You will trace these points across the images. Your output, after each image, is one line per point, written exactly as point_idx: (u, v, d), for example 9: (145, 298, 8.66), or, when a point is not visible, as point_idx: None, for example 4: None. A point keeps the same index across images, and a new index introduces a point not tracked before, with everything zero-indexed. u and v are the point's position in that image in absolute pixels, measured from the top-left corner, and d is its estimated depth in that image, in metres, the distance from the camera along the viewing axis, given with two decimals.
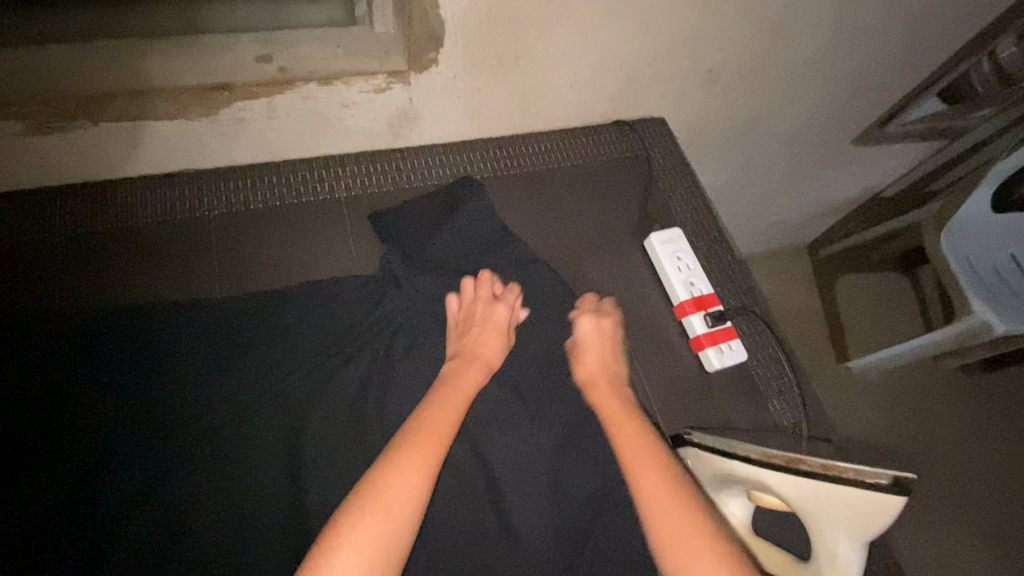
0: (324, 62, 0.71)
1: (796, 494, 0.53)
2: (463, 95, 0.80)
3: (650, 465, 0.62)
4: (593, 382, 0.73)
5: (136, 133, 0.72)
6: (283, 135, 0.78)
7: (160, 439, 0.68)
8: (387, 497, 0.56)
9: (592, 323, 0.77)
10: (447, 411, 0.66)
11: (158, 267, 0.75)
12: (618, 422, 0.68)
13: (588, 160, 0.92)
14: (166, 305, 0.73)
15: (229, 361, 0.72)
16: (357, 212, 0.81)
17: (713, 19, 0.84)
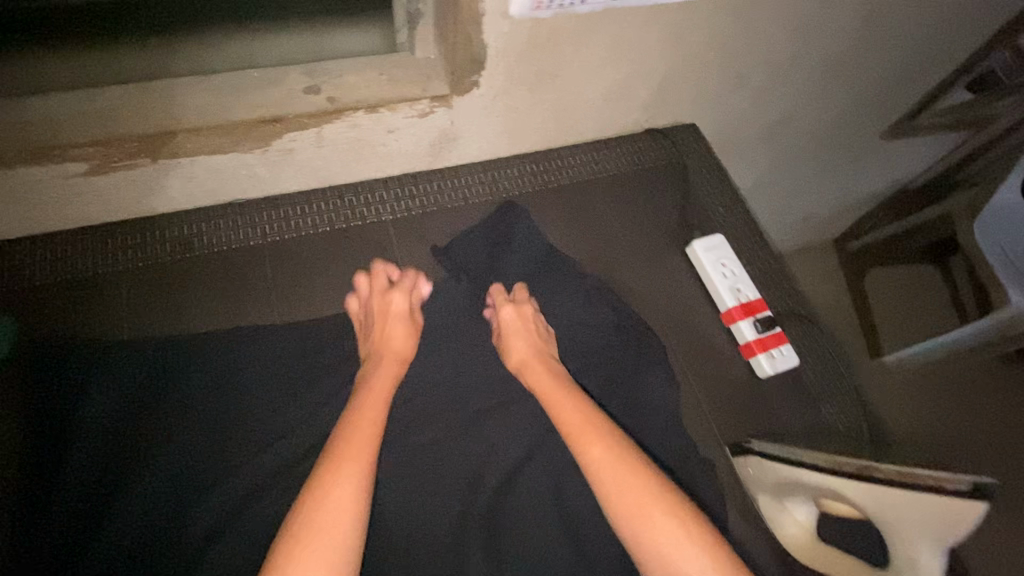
0: (370, 90, 0.73)
1: (874, 505, 0.53)
2: (502, 113, 0.82)
3: (601, 449, 0.62)
4: (527, 370, 0.72)
5: (190, 169, 0.74)
6: (329, 162, 0.80)
7: (230, 466, 0.68)
8: (326, 506, 0.55)
9: (514, 310, 0.76)
10: (375, 405, 0.66)
11: (213, 302, 0.77)
12: (558, 406, 0.67)
13: (624, 169, 0.93)
14: (225, 338, 0.74)
15: (288, 387, 0.73)
16: (403, 232, 0.83)
17: (745, 27, 0.85)
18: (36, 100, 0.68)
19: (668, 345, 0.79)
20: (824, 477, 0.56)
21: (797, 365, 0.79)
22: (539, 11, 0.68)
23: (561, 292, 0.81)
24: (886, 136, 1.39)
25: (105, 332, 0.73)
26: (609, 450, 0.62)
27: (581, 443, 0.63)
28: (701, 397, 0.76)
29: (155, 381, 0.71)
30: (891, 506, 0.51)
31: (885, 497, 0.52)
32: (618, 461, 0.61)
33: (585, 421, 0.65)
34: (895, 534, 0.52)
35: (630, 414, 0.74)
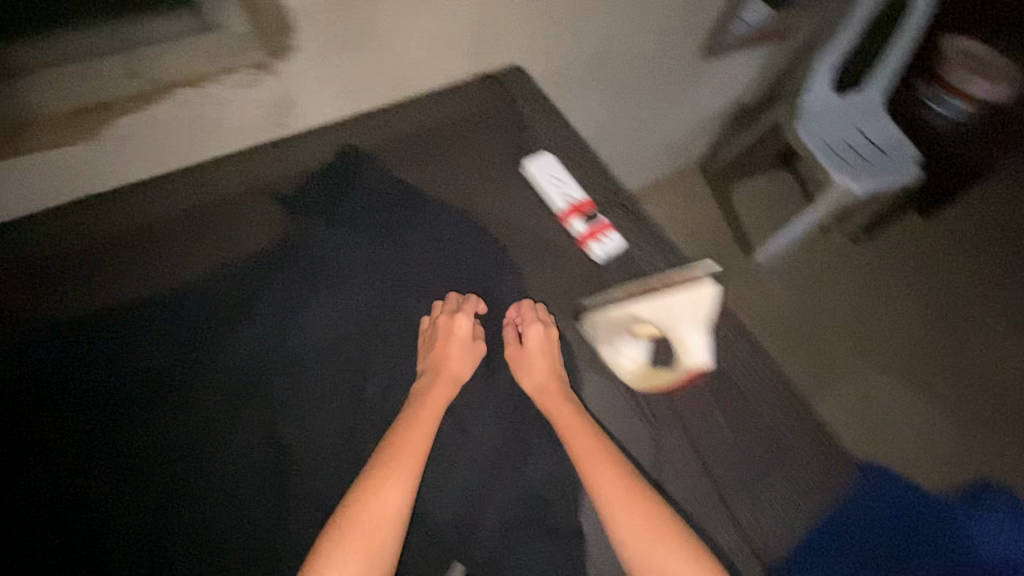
0: (191, 66, 0.79)
1: (655, 313, 0.81)
2: (328, 75, 0.88)
3: (604, 466, 0.71)
4: (545, 395, 0.76)
5: (24, 167, 0.77)
6: (170, 142, 0.85)
7: (127, 424, 0.74)
8: (366, 519, 0.64)
9: (540, 335, 0.79)
10: (420, 424, 0.72)
11: (69, 296, 0.79)
12: (576, 430, 0.73)
13: (458, 110, 1.02)
14: (90, 327, 0.77)
15: (164, 353, 0.78)
16: (257, 197, 0.89)
17: None
18: None
19: (516, 252, 0.89)
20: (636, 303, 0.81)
21: (626, 246, 0.92)
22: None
23: (413, 226, 0.89)
24: (705, 56, 1.56)
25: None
26: (617, 466, 0.71)
27: (577, 444, 0.72)
28: (551, 286, 0.88)
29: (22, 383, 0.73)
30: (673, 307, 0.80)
31: (654, 300, 0.81)
32: (619, 474, 0.70)
33: (595, 440, 0.73)
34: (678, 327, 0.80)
35: (488, 314, 0.84)
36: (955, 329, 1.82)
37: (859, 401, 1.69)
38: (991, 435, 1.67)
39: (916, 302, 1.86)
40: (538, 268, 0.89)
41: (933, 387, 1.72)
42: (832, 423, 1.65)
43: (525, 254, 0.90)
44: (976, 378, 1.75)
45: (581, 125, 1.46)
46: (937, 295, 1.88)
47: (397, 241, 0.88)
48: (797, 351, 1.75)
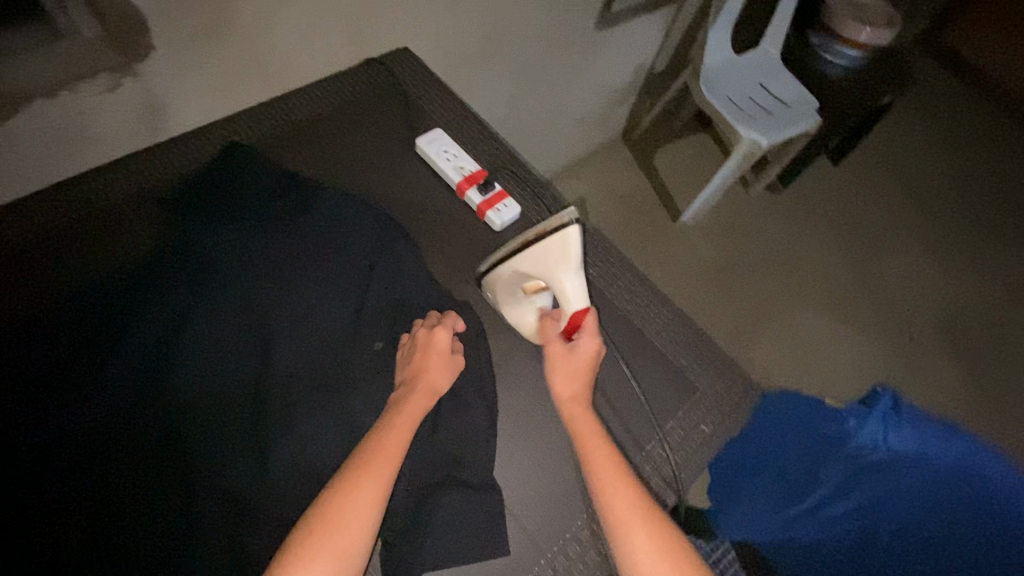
0: (42, 76, 0.75)
1: (533, 265, 0.79)
2: (196, 71, 0.86)
3: (621, 479, 0.69)
4: (573, 415, 0.75)
5: None
6: (36, 156, 0.82)
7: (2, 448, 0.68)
8: (342, 525, 0.62)
9: (591, 351, 0.79)
10: (401, 435, 0.70)
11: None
12: (595, 446, 0.72)
13: (345, 99, 1.02)
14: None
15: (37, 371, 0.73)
16: (140, 201, 0.87)
17: None
18: None
19: (413, 228, 0.92)
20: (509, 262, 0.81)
21: (521, 213, 0.94)
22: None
23: (303, 214, 0.88)
24: (602, 28, 1.58)
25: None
26: (630, 484, 0.69)
27: (588, 448, 0.72)
28: (449, 258, 0.90)
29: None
30: (542, 257, 0.79)
31: (528, 254, 0.79)
32: (632, 488, 0.68)
33: (614, 456, 0.71)
34: (551, 276, 0.79)
35: (389, 292, 0.85)
36: (863, 258, 1.96)
37: (783, 340, 1.78)
38: (903, 349, 1.80)
39: (826, 238, 1.98)
40: (438, 242, 0.91)
41: (847, 314, 1.84)
42: (761, 360, 1.74)
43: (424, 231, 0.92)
44: (886, 300, 1.88)
45: (487, 107, 1.47)
46: (844, 229, 2.00)
47: (288, 230, 0.86)
48: (724, 302, 1.83)
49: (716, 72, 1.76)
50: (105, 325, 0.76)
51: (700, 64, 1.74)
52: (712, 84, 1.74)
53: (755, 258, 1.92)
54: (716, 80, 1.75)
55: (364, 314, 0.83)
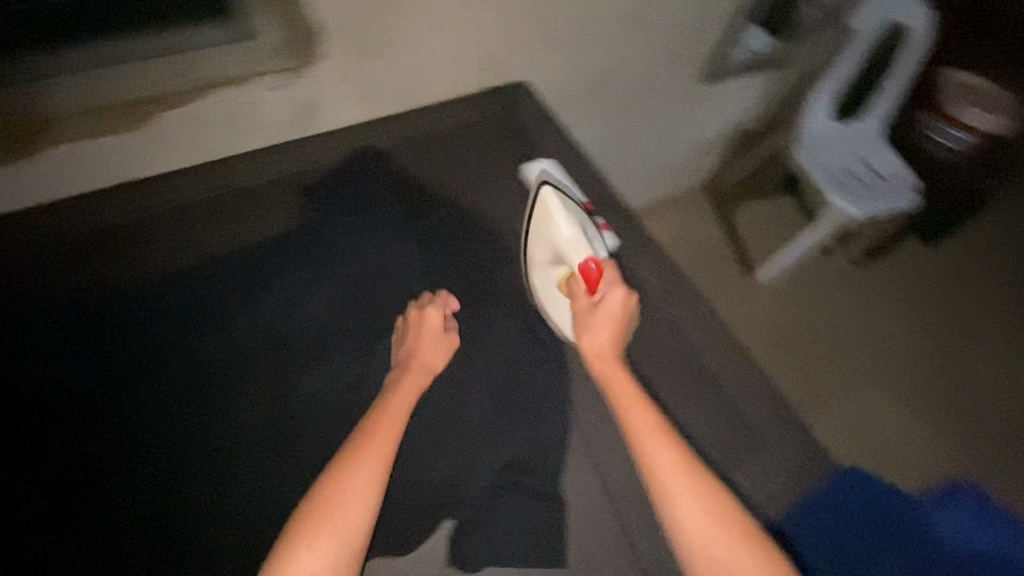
0: (229, 68, 0.88)
1: (541, 244, 0.90)
2: (349, 79, 0.98)
3: (666, 444, 0.69)
4: (605, 370, 0.77)
5: (81, 150, 0.87)
6: (208, 136, 0.94)
7: (155, 393, 0.81)
8: (334, 512, 0.64)
9: (616, 298, 0.80)
10: (395, 423, 0.72)
11: (108, 271, 0.89)
12: (625, 399, 0.74)
13: (464, 119, 1.11)
14: (122, 300, 0.87)
15: (190, 324, 0.87)
16: (283, 188, 0.98)
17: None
18: None
19: (513, 246, 0.98)
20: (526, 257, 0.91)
21: (617, 246, 0.99)
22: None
23: (418, 224, 0.99)
24: (707, 82, 1.63)
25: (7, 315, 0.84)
26: (674, 445, 0.69)
27: (628, 412, 0.72)
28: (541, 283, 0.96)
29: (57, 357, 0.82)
30: (538, 232, 0.90)
31: (533, 238, 0.91)
32: (676, 450, 0.69)
33: (652, 415, 0.72)
34: (555, 239, 0.88)
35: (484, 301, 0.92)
36: (950, 346, 1.86)
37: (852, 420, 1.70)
38: (983, 452, 1.68)
39: (912, 319, 1.90)
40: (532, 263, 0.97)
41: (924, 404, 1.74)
42: (827, 434, 1.67)
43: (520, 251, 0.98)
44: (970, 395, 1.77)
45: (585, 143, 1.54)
46: (933, 313, 1.91)
47: (404, 235, 0.97)
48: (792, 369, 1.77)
49: (822, 132, 1.73)
50: (248, 295, 0.90)
51: (803, 125, 1.72)
52: (811, 148, 1.72)
53: (830, 330, 1.86)
54: (819, 143, 1.73)
55: (458, 318, 0.90)
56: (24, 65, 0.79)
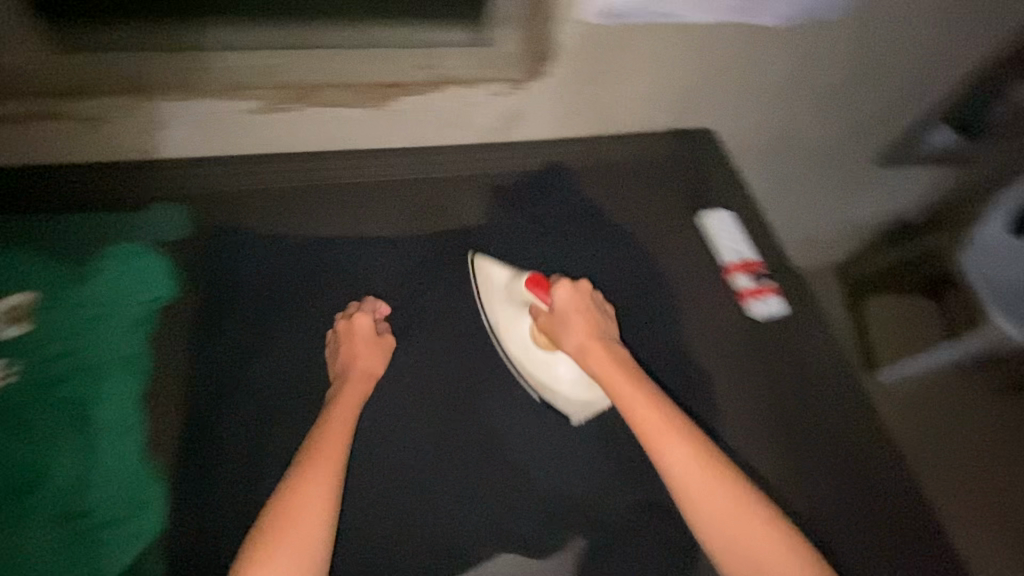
0: (465, 71, 0.95)
1: (506, 300, 0.85)
2: (564, 98, 1.03)
3: (672, 440, 0.73)
4: (585, 359, 0.79)
5: (309, 117, 0.92)
6: (422, 125, 0.99)
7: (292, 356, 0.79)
8: (302, 514, 0.64)
9: (565, 293, 0.81)
10: (343, 417, 0.72)
11: (318, 225, 0.91)
12: (619, 389, 0.77)
13: (647, 154, 1.13)
14: (318, 253, 0.89)
15: (379, 291, 0.89)
16: (475, 185, 1.03)
17: (757, 49, 1.07)
18: (170, 51, 0.84)
19: (684, 291, 0.98)
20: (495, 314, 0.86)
21: (785, 312, 0.98)
22: (615, 18, 0.88)
23: (599, 243, 1.01)
24: (888, 164, 1.55)
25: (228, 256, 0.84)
26: (682, 438, 0.74)
27: (634, 412, 0.75)
28: (698, 341, 0.94)
29: (278, 315, 0.81)
30: (500, 286, 0.86)
31: (485, 292, 0.87)
32: (687, 442, 0.73)
33: (670, 419, 0.75)
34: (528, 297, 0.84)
35: (645, 340, 0.93)
36: None
37: None
38: None
39: None
40: (697, 313, 0.97)
41: None
42: None
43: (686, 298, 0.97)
44: None
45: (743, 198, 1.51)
46: None
47: (584, 253, 1.00)
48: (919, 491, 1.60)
49: (989, 235, 1.35)
50: (422, 275, 0.91)
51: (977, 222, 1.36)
52: (977, 253, 1.33)
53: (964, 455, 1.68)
54: (985, 250, 1.33)
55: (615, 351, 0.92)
56: (299, 41, 0.89)
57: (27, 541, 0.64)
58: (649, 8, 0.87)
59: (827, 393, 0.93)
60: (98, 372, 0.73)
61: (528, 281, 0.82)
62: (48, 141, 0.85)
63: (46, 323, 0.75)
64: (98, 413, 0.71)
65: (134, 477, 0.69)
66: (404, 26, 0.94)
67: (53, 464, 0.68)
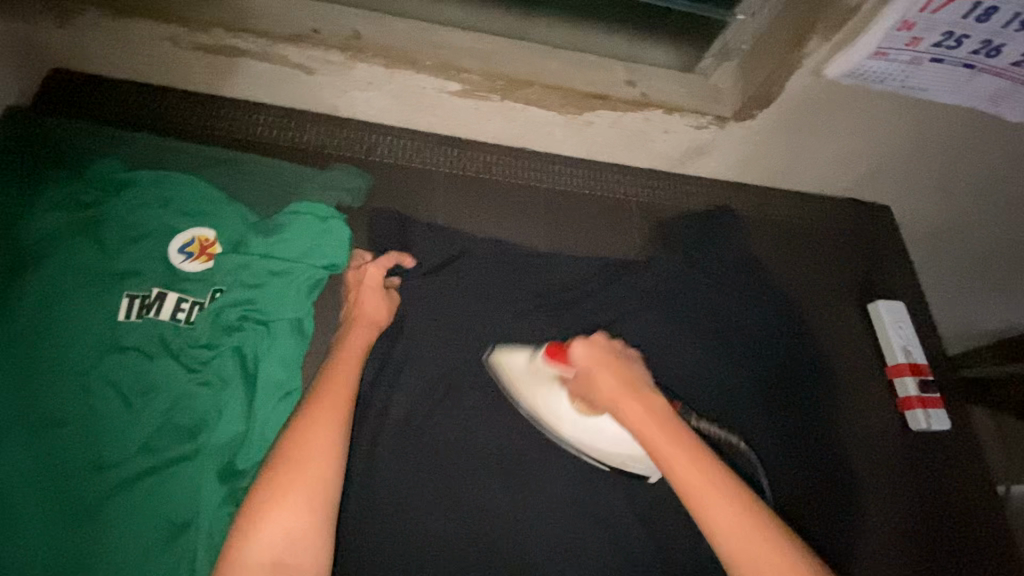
0: (670, 96, 0.89)
1: (537, 384, 0.73)
2: (754, 146, 0.96)
3: (723, 503, 0.54)
4: (631, 420, 0.60)
5: (503, 111, 0.89)
6: (604, 142, 0.95)
7: (444, 353, 0.77)
8: (310, 456, 0.59)
9: (584, 352, 0.65)
10: (349, 363, 0.68)
11: (481, 225, 0.89)
12: (660, 443, 0.58)
13: (824, 222, 1.05)
14: (481, 249, 0.85)
15: (529, 305, 0.83)
16: (642, 214, 0.97)
17: (992, 150, 0.94)
18: (395, 17, 0.84)
19: (841, 378, 0.91)
20: (533, 407, 0.73)
21: (946, 429, 0.90)
22: (864, 80, 0.80)
23: (764, 303, 0.92)
24: None
25: (399, 235, 0.82)
26: (734, 498, 0.55)
27: (673, 470, 0.57)
28: (851, 443, 0.86)
29: (436, 310, 0.79)
30: (527, 371, 0.74)
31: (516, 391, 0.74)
32: (741, 505, 0.55)
33: (715, 475, 0.56)
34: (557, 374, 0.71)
35: (794, 425, 0.85)
36: None
37: None
38: None
39: None
40: (851, 408, 0.89)
41: None
42: None
43: (841, 389, 0.90)
44: None
45: None
46: None
47: (747, 308, 0.91)
48: None
49: None
50: (578, 300, 0.85)
51: None
52: None
53: None
54: None
55: (763, 430, 0.84)
56: (518, 33, 0.88)
57: (186, 487, 0.61)
58: (903, 78, 0.80)
59: (977, 535, 0.85)
60: (272, 326, 0.70)
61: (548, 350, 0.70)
62: (254, 78, 0.83)
63: (228, 261, 0.72)
64: (268, 369, 0.68)
65: None
66: (619, 40, 0.91)
67: (218, 413, 0.65)
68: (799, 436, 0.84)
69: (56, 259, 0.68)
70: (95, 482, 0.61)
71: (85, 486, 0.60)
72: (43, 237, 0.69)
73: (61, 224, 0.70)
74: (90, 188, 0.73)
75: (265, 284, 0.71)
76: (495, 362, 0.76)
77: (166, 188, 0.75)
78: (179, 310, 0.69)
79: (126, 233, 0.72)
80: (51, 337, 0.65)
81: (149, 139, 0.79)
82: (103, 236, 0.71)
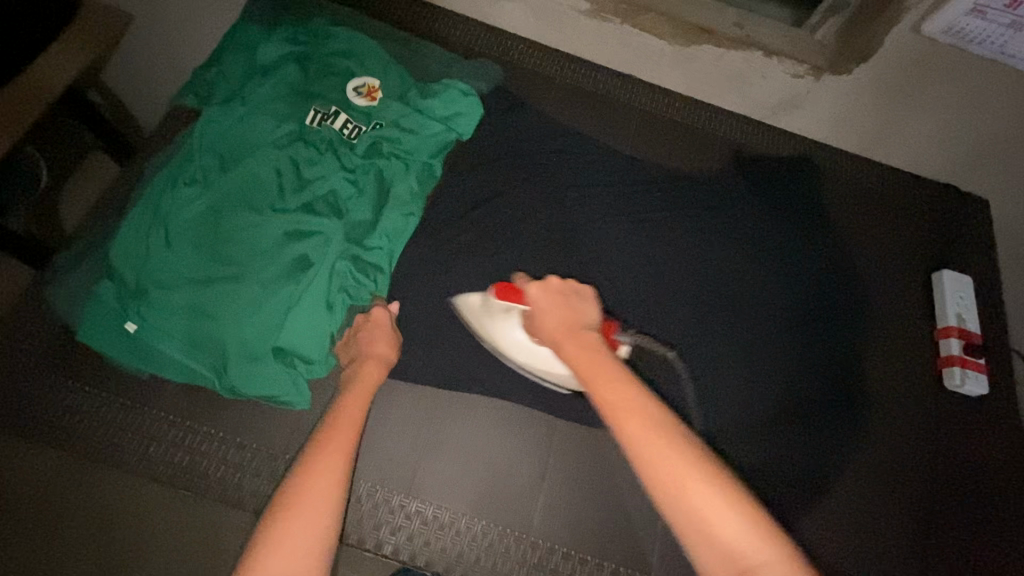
0: (773, 40, 0.98)
1: (501, 322, 0.76)
2: (847, 105, 1.02)
3: (643, 423, 0.56)
4: (563, 343, 0.66)
5: (622, 36, 1.05)
6: (704, 78, 1.07)
7: (527, 207, 0.95)
8: (307, 505, 0.59)
9: (538, 296, 0.69)
10: (347, 432, 0.66)
11: (579, 124, 1.06)
12: (595, 373, 0.61)
13: (913, 196, 1.07)
14: (573, 142, 1.02)
15: (601, 190, 0.99)
16: (725, 149, 1.07)
17: None
18: None
19: (882, 329, 0.95)
20: (502, 344, 0.77)
21: (983, 395, 0.92)
22: (963, 40, 0.87)
23: (821, 243, 1.00)
24: None
25: (512, 115, 1.02)
26: (651, 417, 0.57)
27: (627, 430, 0.56)
28: (873, 384, 0.92)
29: (528, 175, 0.97)
30: (487, 314, 0.77)
31: (490, 337, 0.78)
32: (669, 430, 0.56)
33: (640, 403, 0.58)
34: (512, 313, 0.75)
35: (818, 348, 0.92)
36: None
37: None
38: None
39: None
40: (882, 353, 0.94)
41: None
42: None
43: (881, 337, 0.95)
44: None
45: None
46: None
47: (804, 248, 0.99)
48: None
49: None
50: (647, 198, 0.99)
51: None
52: None
53: None
54: None
55: (786, 340, 0.92)
56: None
57: (322, 241, 0.83)
58: (1002, 44, 0.86)
59: (980, 493, 0.87)
60: (407, 156, 0.92)
61: (495, 293, 0.73)
62: None
63: (391, 105, 0.95)
64: (399, 187, 0.89)
65: (402, 238, 0.87)
66: None
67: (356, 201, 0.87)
68: (825, 361, 0.91)
69: (273, 73, 0.94)
70: (265, 217, 0.84)
71: (257, 217, 0.83)
72: (271, 59, 0.96)
73: (284, 53, 0.97)
74: (307, 34, 0.99)
75: (412, 127, 0.94)
76: (466, 318, 0.81)
77: (356, 44, 0.99)
78: (346, 128, 0.93)
79: (323, 68, 0.97)
80: (260, 119, 0.90)
81: (352, 14, 1.05)
82: (307, 67, 0.97)
